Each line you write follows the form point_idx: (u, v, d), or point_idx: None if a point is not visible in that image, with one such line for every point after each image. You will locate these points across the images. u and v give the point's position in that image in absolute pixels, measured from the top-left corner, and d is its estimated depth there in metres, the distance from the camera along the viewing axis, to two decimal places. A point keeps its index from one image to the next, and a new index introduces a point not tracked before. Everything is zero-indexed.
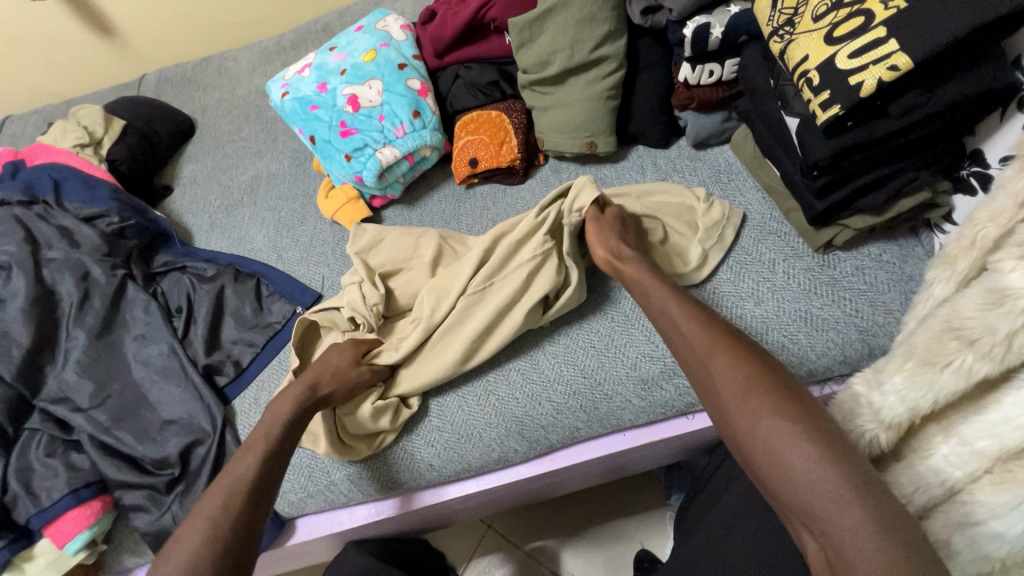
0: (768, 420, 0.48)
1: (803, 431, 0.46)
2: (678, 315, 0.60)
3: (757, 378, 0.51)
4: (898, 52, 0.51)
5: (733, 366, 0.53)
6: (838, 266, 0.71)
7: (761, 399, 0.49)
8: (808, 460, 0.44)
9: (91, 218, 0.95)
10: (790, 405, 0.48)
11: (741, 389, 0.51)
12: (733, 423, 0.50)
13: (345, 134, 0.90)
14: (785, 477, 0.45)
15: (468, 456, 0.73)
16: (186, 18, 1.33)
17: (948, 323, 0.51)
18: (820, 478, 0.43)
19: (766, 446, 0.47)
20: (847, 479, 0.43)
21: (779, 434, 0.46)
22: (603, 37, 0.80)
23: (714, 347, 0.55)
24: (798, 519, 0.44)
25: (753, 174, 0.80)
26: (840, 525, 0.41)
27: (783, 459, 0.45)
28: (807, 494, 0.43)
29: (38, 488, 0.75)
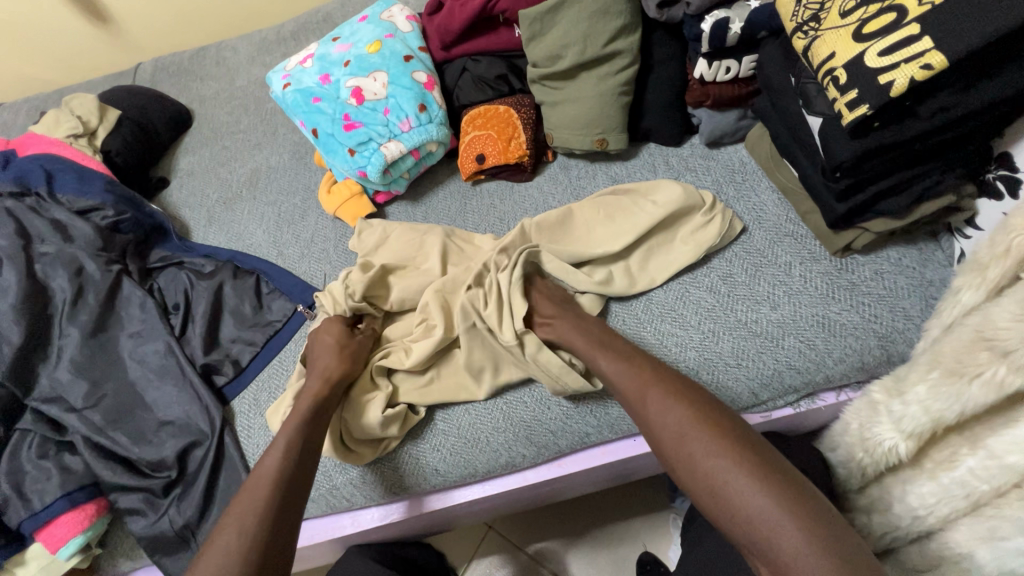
0: (704, 456, 0.51)
1: (736, 462, 0.49)
2: (608, 364, 0.63)
3: (688, 412, 0.54)
4: (932, 50, 0.49)
5: (666, 405, 0.56)
6: (856, 270, 0.69)
7: (695, 434, 0.52)
8: (744, 490, 0.47)
9: (85, 212, 0.92)
10: (727, 436, 0.51)
11: (677, 426, 0.54)
12: (675, 461, 0.53)
13: (348, 127, 0.87)
14: (728, 509, 0.48)
15: (474, 461, 0.71)
16: (183, 5, 1.30)
17: (979, 332, 0.49)
18: (757, 506, 0.47)
19: (705, 479, 0.50)
20: (779, 498, 0.46)
21: (710, 461, 0.50)
22: (618, 31, 0.78)
23: (647, 391, 0.58)
24: (748, 544, 0.47)
25: (768, 174, 0.78)
26: (779, 544, 0.45)
27: (723, 492, 0.49)
28: (745, 516, 0.47)
29: (30, 491, 0.72)
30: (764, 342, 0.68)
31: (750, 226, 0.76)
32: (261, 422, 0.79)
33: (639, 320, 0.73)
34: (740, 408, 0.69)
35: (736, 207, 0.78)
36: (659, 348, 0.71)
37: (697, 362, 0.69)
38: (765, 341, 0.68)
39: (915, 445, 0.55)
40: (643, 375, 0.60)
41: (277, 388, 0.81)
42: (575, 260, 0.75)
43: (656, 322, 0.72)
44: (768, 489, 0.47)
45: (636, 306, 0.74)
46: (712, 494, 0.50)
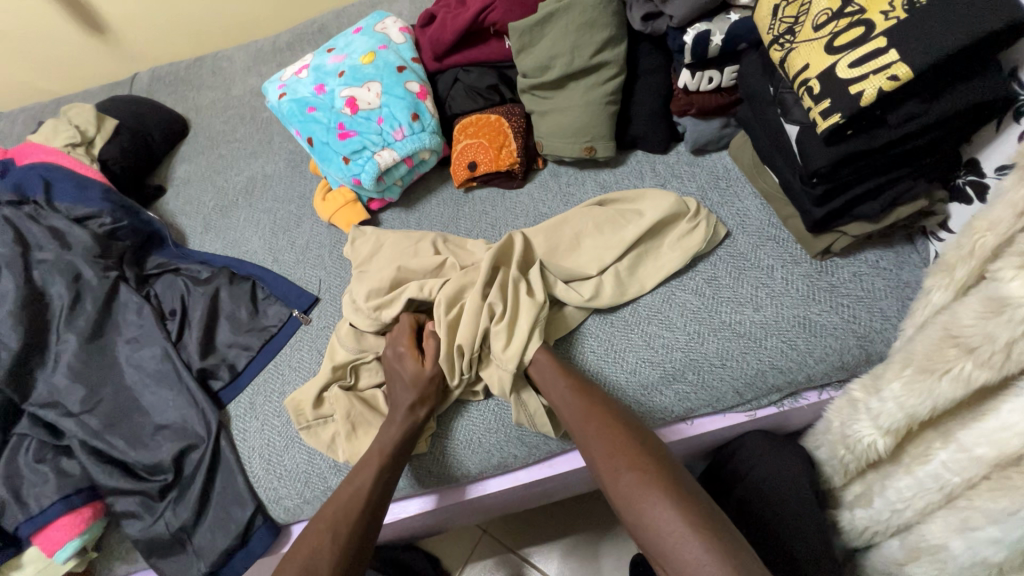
0: (625, 480, 0.56)
1: (653, 483, 0.54)
2: (558, 393, 0.66)
3: (619, 439, 0.59)
4: (898, 63, 0.52)
5: (600, 433, 0.61)
6: (835, 273, 0.72)
7: (620, 460, 0.57)
8: (658, 508, 0.53)
9: (82, 219, 0.93)
10: (646, 460, 0.57)
11: (604, 450, 0.59)
12: (606, 485, 0.58)
13: (343, 136, 0.89)
14: (646, 529, 0.53)
15: (467, 461, 0.73)
16: (181, 17, 1.32)
17: (947, 330, 0.51)
18: (669, 526, 0.51)
19: (627, 501, 0.55)
20: (691, 521, 0.51)
21: (637, 487, 0.55)
22: (604, 43, 0.80)
23: (585, 416, 0.63)
24: (661, 564, 0.52)
25: (751, 180, 0.81)
26: (686, 561, 0.49)
27: (642, 515, 0.53)
28: (661, 539, 0.51)
29: (27, 495, 0.73)
30: (747, 343, 0.70)
31: (734, 231, 0.78)
32: (256, 425, 0.80)
33: (627, 323, 0.75)
34: (724, 407, 0.72)
35: (720, 213, 0.80)
36: (646, 349, 0.72)
37: (683, 362, 0.71)
38: (748, 341, 0.70)
39: (893, 440, 0.57)
40: (586, 398, 0.64)
41: (272, 392, 0.83)
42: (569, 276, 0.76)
43: (642, 324, 0.74)
44: (681, 513, 0.52)
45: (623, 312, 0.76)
46: (634, 516, 0.54)
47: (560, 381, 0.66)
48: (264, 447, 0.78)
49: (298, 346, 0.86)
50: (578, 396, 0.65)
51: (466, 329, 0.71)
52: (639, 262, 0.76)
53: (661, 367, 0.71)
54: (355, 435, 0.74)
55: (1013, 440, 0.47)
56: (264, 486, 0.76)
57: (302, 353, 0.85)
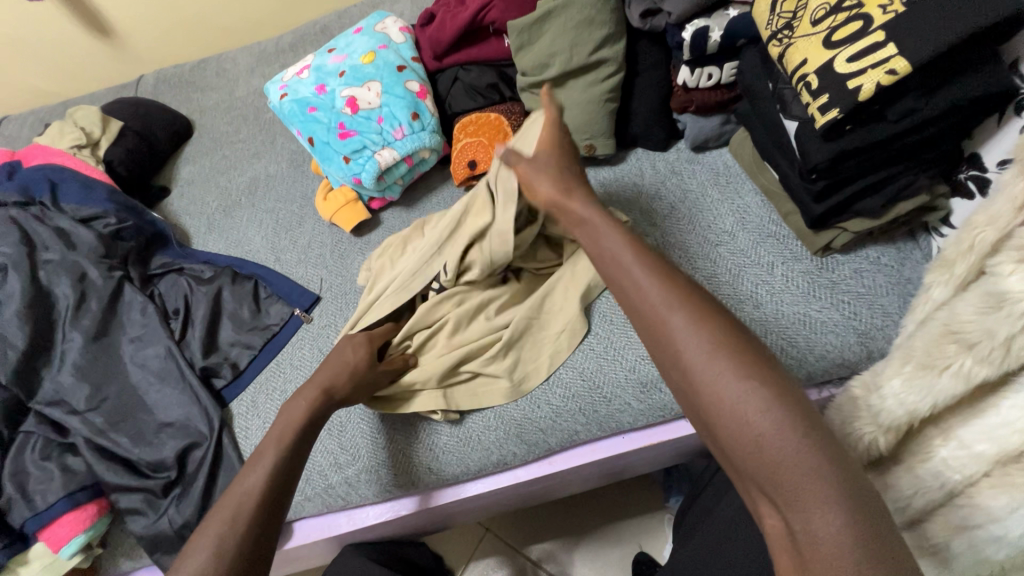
0: (709, 381, 0.40)
1: (770, 396, 0.39)
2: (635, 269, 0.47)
3: (720, 334, 0.42)
4: (896, 56, 0.51)
5: (692, 331, 0.42)
6: (836, 269, 0.71)
7: (723, 362, 0.40)
8: (776, 432, 0.37)
9: (87, 220, 0.94)
10: (762, 369, 0.40)
11: (700, 351, 0.41)
12: (691, 388, 0.42)
13: (343, 135, 0.89)
14: (752, 452, 0.38)
15: (467, 458, 0.73)
16: (184, 19, 1.33)
17: (946, 326, 0.51)
18: (775, 439, 0.37)
19: (730, 415, 0.39)
20: (823, 455, 0.37)
21: (746, 399, 0.39)
22: (603, 40, 0.80)
23: (672, 306, 0.43)
24: (766, 497, 0.39)
25: (751, 177, 0.81)
26: (810, 505, 0.36)
27: (746, 429, 0.38)
28: (777, 471, 0.37)
29: (33, 492, 0.74)
30: None
31: (733, 229, 0.78)
32: (259, 423, 0.81)
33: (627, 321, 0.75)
34: None
35: (720, 210, 0.80)
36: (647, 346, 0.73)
37: None
38: None
39: (893, 437, 0.57)
40: (670, 281, 0.45)
41: (275, 390, 0.83)
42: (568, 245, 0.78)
43: None
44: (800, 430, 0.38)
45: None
46: (730, 431, 0.39)
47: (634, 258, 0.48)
48: None
49: (300, 344, 0.87)
50: (658, 276, 0.46)
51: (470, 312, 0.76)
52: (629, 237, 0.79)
53: None
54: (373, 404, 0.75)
55: (1013, 436, 0.47)
56: None
57: (304, 352, 0.86)
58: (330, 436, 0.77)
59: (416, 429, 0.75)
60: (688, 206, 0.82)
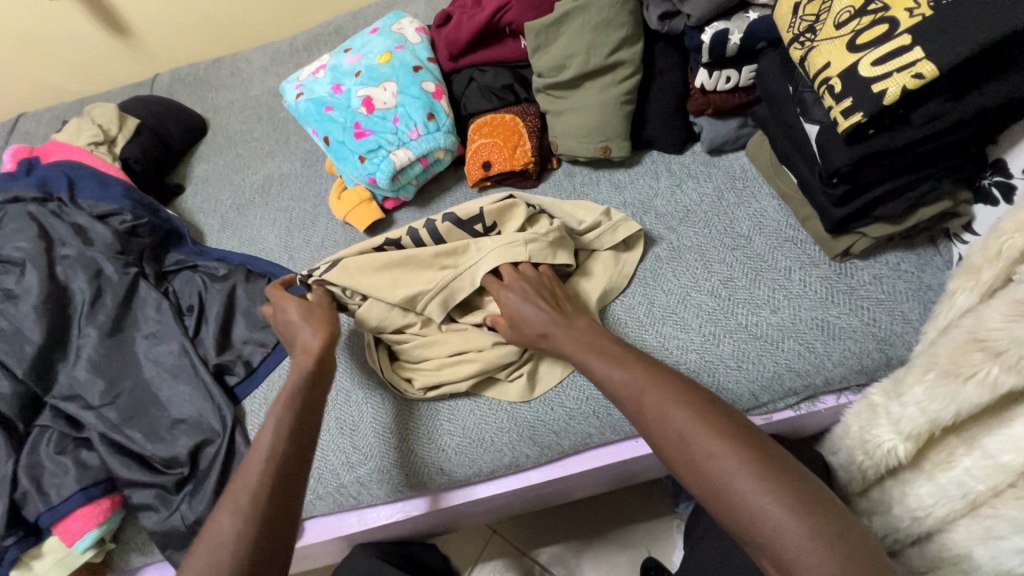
0: (694, 454, 0.48)
1: (746, 463, 0.45)
2: (597, 362, 0.58)
3: (695, 415, 0.49)
4: (923, 60, 0.51)
5: (670, 406, 0.50)
6: (855, 275, 0.70)
7: (704, 440, 0.48)
8: (756, 494, 0.44)
9: (104, 216, 0.95)
10: (737, 436, 0.48)
11: (683, 429, 0.49)
12: (677, 464, 0.49)
13: (359, 135, 0.89)
14: (739, 518, 0.45)
15: (479, 460, 0.73)
16: (200, 19, 1.34)
17: (972, 333, 0.50)
18: (760, 499, 0.44)
19: (712, 486, 0.46)
20: (798, 506, 0.43)
21: (729, 471, 0.46)
22: (621, 42, 0.80)
23: (644, 389, 0.53)
24: (761, 554, 0.45)
25: (768, 181, 0.80)
26: (798, 553, 0.42)
27: (734, 498, 0.45)
28: (764, 530, 0.44)
29: (48, 485, 0.75)
30: (764, 345, 0.69)
31: (751, 233, 0.77)
32: None
33: (641, 324, 0.74)
34: (741, 409, 0.70)
35: (736, 213, 0.80)
36: (661, 351, 0.72)
37: (698, 364, 0.70)
38: (765, 343, 0.69)
39: (913, 446, 0.56)
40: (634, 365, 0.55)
41: None
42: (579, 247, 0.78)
43: (658, 324, 0.73)
44: (777, 490, 0.44)
45: (636, 289, 0.77)
46: (721, 501, 0.46)
47: (595, 356, 0.58)
48: None
49: None
50: (623, 363, 0.56)
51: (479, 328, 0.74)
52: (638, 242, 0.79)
53: (676, 369, 0.70)
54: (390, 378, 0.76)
55: None
56: None
57: None
58: (342, 436, 0.77)
59: (428, 430, 0.75)
60: (704, 209, 0.81)
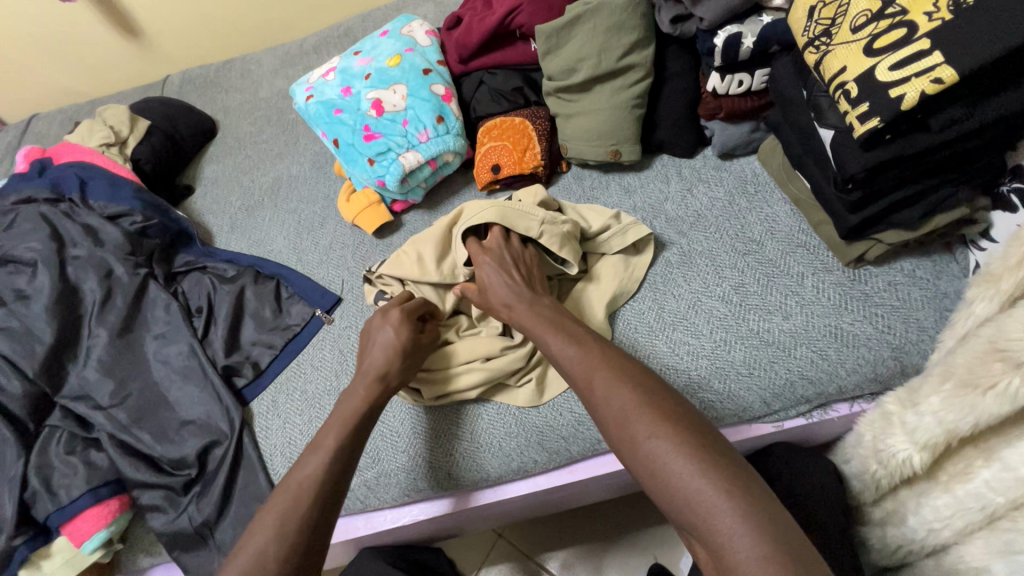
0: (632, 435, 0.50)
1: (675, 444, 0.47)
2: (556, 343, 0.60)
3: (637, 397, 0.51)
4: (942, 65, 0.50)
5: (615, 390, 0.52)
6: (869, 282, 0.70)
7: (643, 418, 0.50)
8: (683, 473, 0.45)
9: (115, 217, 0.95)
10: (669, 418, 0.49)
11: (625, 411, 0.51)
12: (618, 444, 0.51)
13: (368, 138, 0.89)
14: (668, 495, 0.46)
15: (487, 465, 0.72)
16: (211, 21, 1.35)
17: (992, 343, 0.49)
18: (684, 479, 0.45)
19: (644, 464, 0.48)
20: (725, 486, 0.44)
21: (659, 452, 0.47)
22: (632, 45, 0.80)
23: (593, 375, 0.55)
24: (693, 535, 0.45)
25: (781, 186, 0.79)
26: (720, 531, 0.42)
27: (665, 475, 0.46)
28: (688, 507, 0.45)
29: (57, 485, 0.75)
30: (775, 352, 0.69)
31: (762, 238, 0.77)
32: (279, 423, 0.81)
33: (650, 329, 0.74)
34: (752, 416, 0.69)
35: (748, 218, 0.79)
36: (669, 356, 0.71)
37: (708, 370, 0.69)
38: (776, 350, 0.69)
39: (929, 456, 0.55)
40: (588, 349, 0.58)
41: (295, 390, 0.83)
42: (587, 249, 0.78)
43: (668, 330, 0.73)
44: (708, 470, 0.45)
45: (646, 294, 0.77)
46: (655, 480, 0.47)
47: (552, 335, 0.61)
48: (286, 445, 0.79)
49: (321, 345, 0.87)
50: (581, 346, 0.59)
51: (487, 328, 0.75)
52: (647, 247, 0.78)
53: (686, 375, 0.70)
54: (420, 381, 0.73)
55: None
56: None
57: (325, 353, 0.86)
58: None
59: (435, 434, 0.74)
60: (715, 213, 0.81)
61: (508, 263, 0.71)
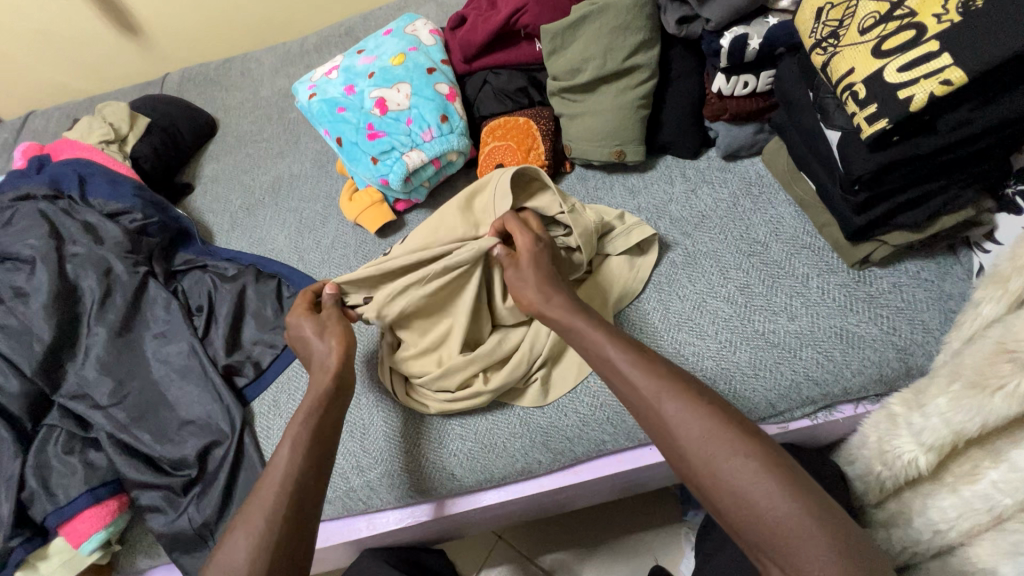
0: (711, 455, 0.48)
1: (760, 466, 0.47)
2: (614, 364, 0.57)
3: (717, 422, 0.50)
4: (951, 67, 0.50)
5: (689, 410, 0.51)
6: (874, 283, 0.70)
7: (724, 440, 0.49)
8: (772, 495, 0.45)
9: (115, 215, 0.95)
10: (747, 438, 0.49)
11: (703, 432, 0.49)
12: (692, 464, 0.49)
13: (372, 136, 0.89)
14: (756, 519, 0.45)
15: (492, 466, 0.72)
16: (211, 20, 1.34)
17: (1000, 344, 0.49)
18: (774, 501, 0.45)
19: (729, 487, 0.47)
20: (809, 511, 0.44)
21: (742, 473, 0.47)
22: (637, 46, 0.80)
23: (663, 394, 0.53)
24: (771, 558, 0.45)
25: (785, 187, 0.79)
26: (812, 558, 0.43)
27: (753, 504, 0.46)
28: (777, 531, 0.44)
29: (55, 485, 0.74)
30: (782, 353, 0.68)
31: (767, 239, 0.77)
32: (279, 423, 0.80)
33: (655, 329, 0.74)
34: (758, 417, 0.69)
35: (752, 219, 0.79)
36: (676, 357, 0.71)
37: (715, 372, 0.69)
38: (782, 351, 0.69)
39: (936, 457, 0.55)
40: (652, 367, 0.55)
41: (296, 390, 0.83)
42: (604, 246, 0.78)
43: (674, 330, 0.73)
44: (794, 495, 0.45)
45: (651, 295, 0.76)
46: (738, 503, 0.46)
47: (614, 352, 0.58)
48: None
49: None
50: (641, 363, 0.56)
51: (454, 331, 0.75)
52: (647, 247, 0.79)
53: (692, 376, 0.69)
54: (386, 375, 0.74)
55: None
56: None
57: None
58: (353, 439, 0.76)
59: (441, 435, 0.74)
60: (720, 214, 0.81)
61: (544, 268, 0.69)
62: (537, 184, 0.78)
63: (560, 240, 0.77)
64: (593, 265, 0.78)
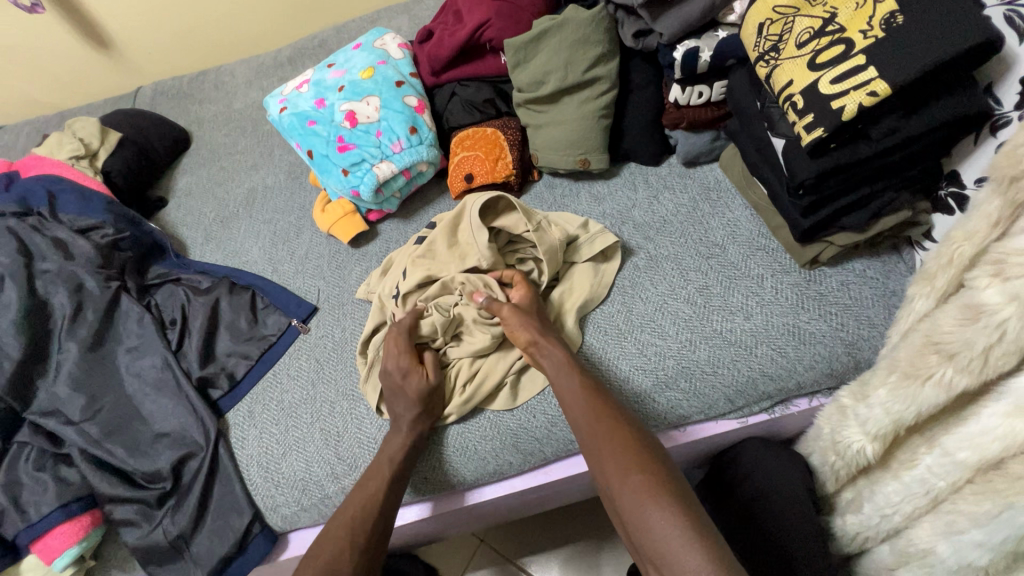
0: (622, 474, 0.57)
1: (654, 485, 0.55)
2: (569, 391, 0.66)
3: (632, 448, 0.59)
4: (877, 79, 0.54)
5: (612, 436, 0.60)
6: (824, 282, 0.73)
7: (634, 462, 0.57)
8: (658, 509, 0.53)
9: (85, 230, 0.95)
10: (653, 464, 0.57)
11: (623, 454, 0.58)
12: (609, 479, 0.58)
13: (342, 149, 0.91)
14: (645, 528, 0.53)
15: (463, 469, 0.74)
16: (183, 34, 1.35)
17: (928, 337, 0.52)
18: (659, 514, 0.53)
19: (631, 499, 0.55)
20: (689, 523, 0.52)
21: (642, 489, 0.55)
22: (597, 59, 0.83)
23: (599, 420, 0.62)
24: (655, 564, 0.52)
25: (741, 192, 0.83)
26: (684, 560, 0.50)
27: (645, 513, 0.54)
28: (660, 537, 0.52)
29: (26, 503, 0.74)
30: (738, 351, 0.71)
31: (724, 242, 0.80)
32: (255, 433, 0.81)
33: (620, 331, 0.76)
34: (717, 414, 0.72)
35: (711, 223, 0.82)
36: (638, 357, 0.74)
37: (675, 370, 0.72)
38: (738, 349, 0.72)
39: (880, 446, 0.58)
40: (596, 396, 0.64)
41: (271, 400, 0.84)
42: (572, 256, 0.81)
43: (636, 332, 0.75)
44: (678, 510, 0.53)
45: (615, 298, 0.79)
46: (635, 513, 0.54)
47: (571, 381, 0.66)
48: (261, 455, 0.79)
49: (297, 355, 0.87)
50: (588, 392, 0.65)
51: (460, 350, 0.77)
52: (608, 254, 0.82)
53: (653, 375, 0.72)
54: (395, 402, 0.72)
55: (994, 445, 0.48)
56: (261, 494, 0.77)
57: (301, 363, 0.86)
58: (326, 447, 0.77)
59: None
60: (680, 219, 0.84)
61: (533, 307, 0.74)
62: (504, 203, 0.80)
63: (529, 250, 0.81)
64: (561, 273, 0.81)
